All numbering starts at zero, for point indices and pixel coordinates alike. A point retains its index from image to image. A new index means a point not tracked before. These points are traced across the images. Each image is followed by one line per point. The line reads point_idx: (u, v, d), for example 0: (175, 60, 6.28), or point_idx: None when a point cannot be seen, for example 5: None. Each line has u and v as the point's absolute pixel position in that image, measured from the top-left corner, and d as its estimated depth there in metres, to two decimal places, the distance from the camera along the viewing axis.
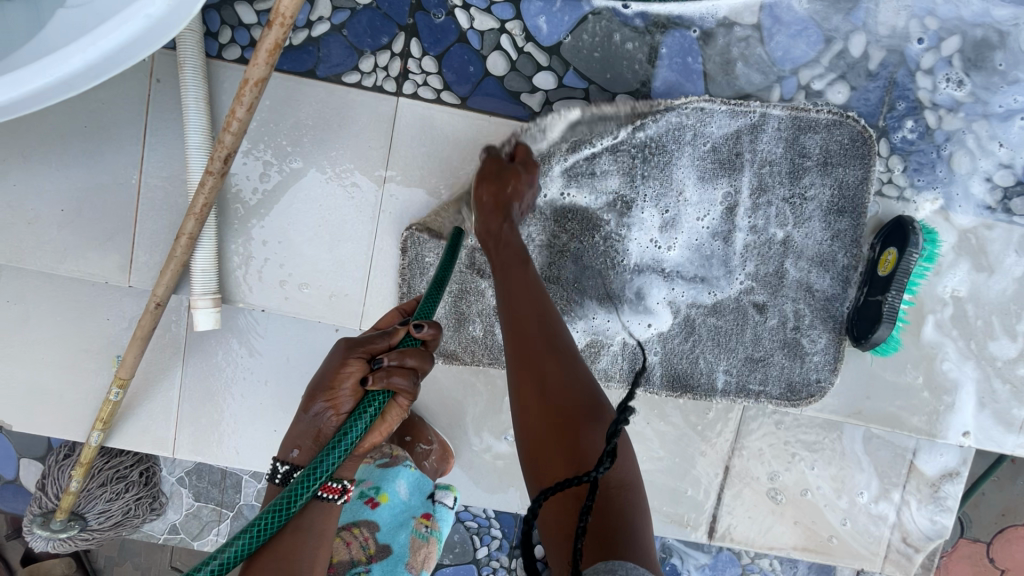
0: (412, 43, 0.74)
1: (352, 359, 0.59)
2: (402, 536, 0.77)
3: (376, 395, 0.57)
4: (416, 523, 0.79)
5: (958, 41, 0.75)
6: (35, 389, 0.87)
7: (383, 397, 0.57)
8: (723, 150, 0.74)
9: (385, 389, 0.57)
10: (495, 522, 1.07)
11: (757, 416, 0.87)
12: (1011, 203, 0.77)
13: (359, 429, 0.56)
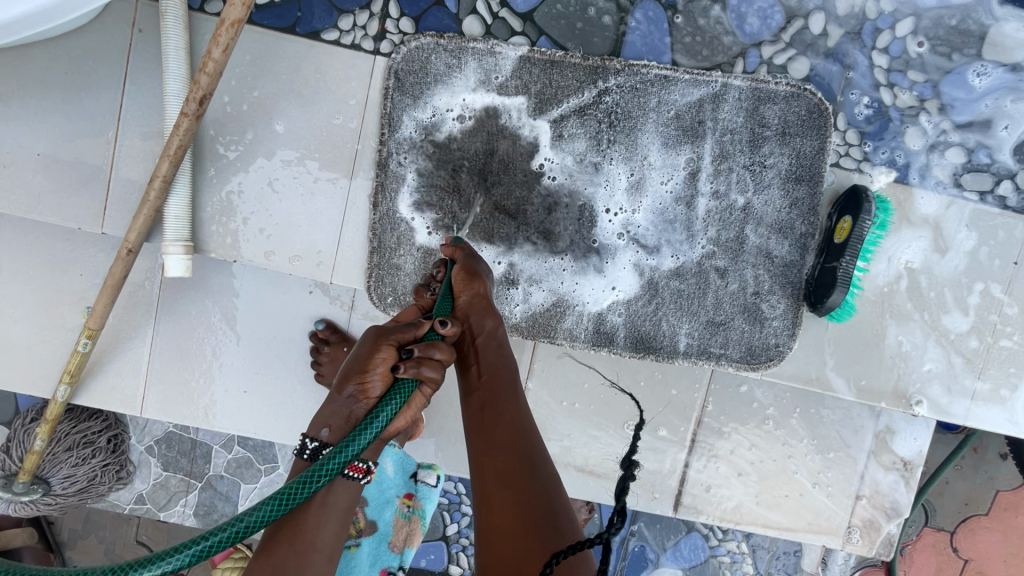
0: (391, 4, 0.76)
1: (383, 346, 0.58)
2: (388, 514, 0.83)
3: (404, 384, 0.56)
4: (399, 503, 0.84)
5: (911, 23, 0.78)
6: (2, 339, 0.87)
7: (412, 387, 0.56)
8: (685, 117, 0.77)
9: (414, 379, 0.56)
10: (466, 498, 1.08)
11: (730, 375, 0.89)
12: (961, 178, 0.80)
13: (389, 415, 0.54)
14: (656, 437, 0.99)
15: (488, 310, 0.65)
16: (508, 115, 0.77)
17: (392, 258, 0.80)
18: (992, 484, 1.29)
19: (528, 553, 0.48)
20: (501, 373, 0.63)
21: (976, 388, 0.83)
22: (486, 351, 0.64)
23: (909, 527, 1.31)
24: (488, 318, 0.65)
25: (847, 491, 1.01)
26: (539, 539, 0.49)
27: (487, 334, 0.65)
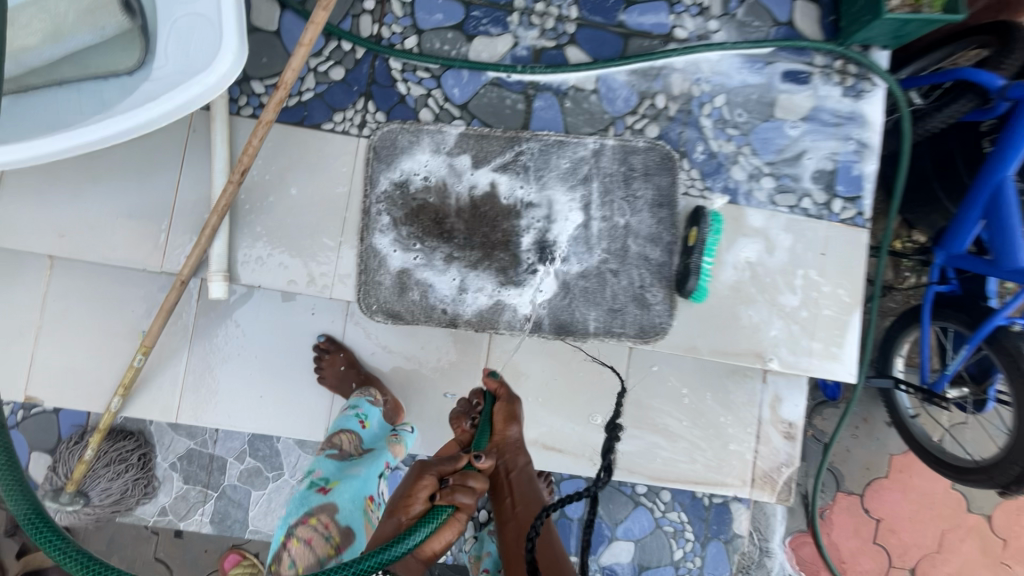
0: (369, 103, 1.10)
1: (427, 476, 0.78)
2: (380, 444, 1.10)
3: (440, 509, 0.73)
4: (390, 437, 1.11)
5: (725, 96, 1.15)
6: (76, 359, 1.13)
7: (447, 509, 0.73)
8: (577, 168, 1.11)
9: (449, 504, 0.74)
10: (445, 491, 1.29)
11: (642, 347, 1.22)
12: (775, 197, 1.14)
13: (420, 535, 0.67)
14: (591, 411, 1.25)
15: (518, 450, 0.96)
16: (454, 173, 1.09)
17: (375, 277, 1.08)
18: (887, 449, 1.55)
19: None
20: (531, 501, 0.94)
21: (813, 347, 1.13)
22: (519, 483, 0.95)
23: (825, 493, 1.54)
24: (519, 455, 0.96)
25: (746, 444, 1.28)
26: None
27: (518, 468, 0.95)
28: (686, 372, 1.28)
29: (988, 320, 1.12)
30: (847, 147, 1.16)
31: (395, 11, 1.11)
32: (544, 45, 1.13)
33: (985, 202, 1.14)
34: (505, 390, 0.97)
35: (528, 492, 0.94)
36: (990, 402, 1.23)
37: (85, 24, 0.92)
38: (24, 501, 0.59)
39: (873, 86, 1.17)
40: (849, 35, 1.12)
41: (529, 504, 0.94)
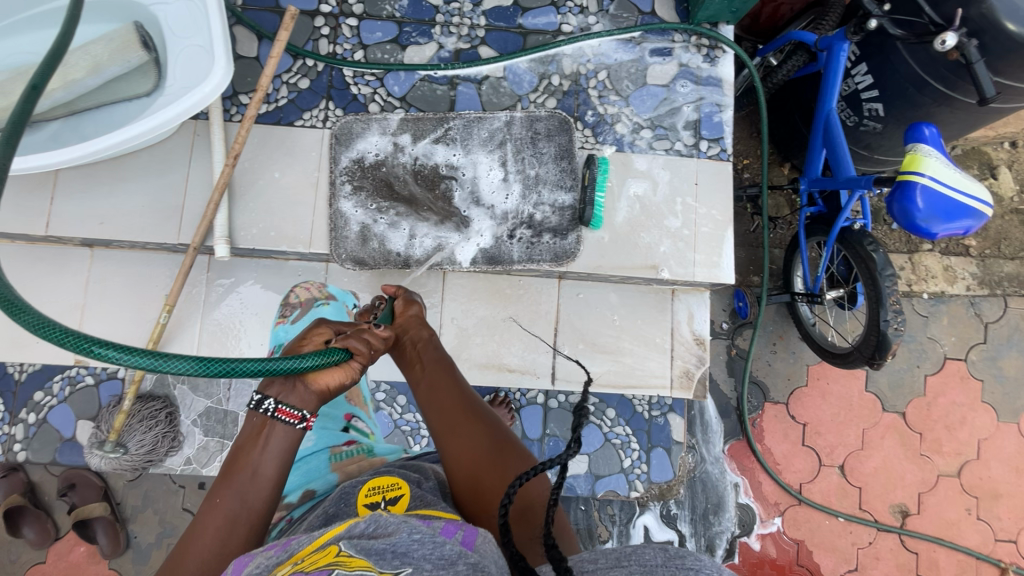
0: (329, 103, 1.43)
1: (323, 328, 0.91)
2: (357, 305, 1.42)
3: (335, 350, 0.87)
4: None
5: (606, 71, 1.46)
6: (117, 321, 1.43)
7: (341, 353, 0.87)
8: (494, 136, 1.42)
9: (342, 349, 0.87)
10: (423, 425, 1.56)
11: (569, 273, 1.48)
12: (654, 144, 1.44)
13: (311, 361, 0.83)
14: (532, 335, 1.52)
15: (422, 324, 1.01)
16: (398, 148, 1.40)
17: (342, 233, 1.38)
18: (804, 362, 1.79)
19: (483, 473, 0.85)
20: (444, 369, 0.98)
21: (696, 258, 1.41)
22: (426, 350, 0.99)
23: (754, 404, 1.77)
24: (423, 329, 1.01)
25: (664, 352, 1.54)
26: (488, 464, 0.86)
27: (424, 338, 0.99)
28: (607, 296, 1.54)
29: (835, 224, 1.42)
30: (708, 101, 1.46)
31: (345, 33, 1.45)
32: (461, 47, 1.46)
33: (822, 134, 1.45)
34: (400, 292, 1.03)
35: (440, 361, 0.98)
36: (859, 295, 1.50)
37: (116, 59, 1.24)
38: None
39: (724, 52, 1.48)
40: (696, 16, 1.44)
41: (439, 364, 0.98)
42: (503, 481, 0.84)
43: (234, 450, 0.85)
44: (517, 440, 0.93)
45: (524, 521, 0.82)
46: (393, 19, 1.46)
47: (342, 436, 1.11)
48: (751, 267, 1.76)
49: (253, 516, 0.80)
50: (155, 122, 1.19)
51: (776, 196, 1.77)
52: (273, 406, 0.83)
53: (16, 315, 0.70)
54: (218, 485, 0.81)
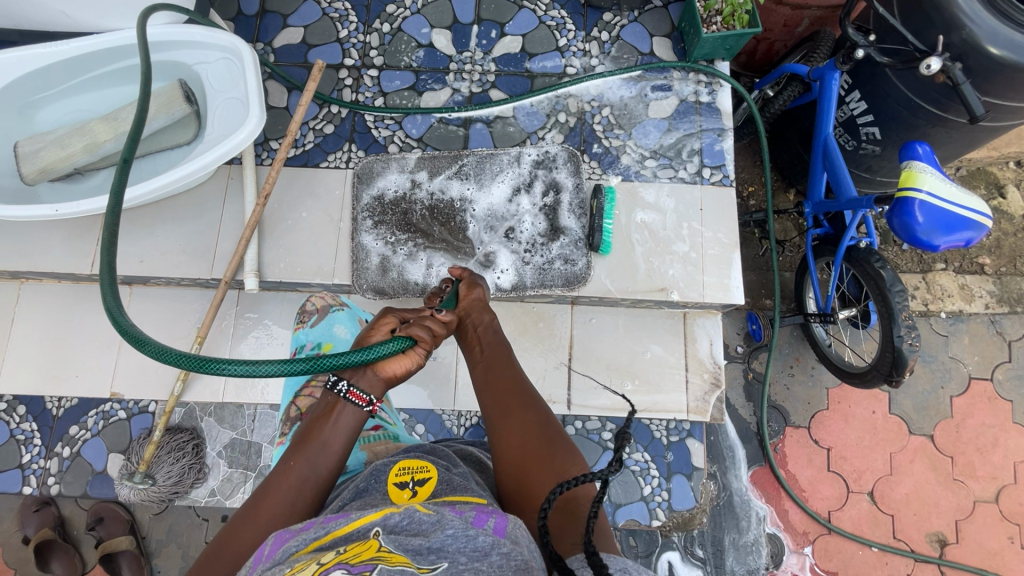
0: (353, 145, 1.54)
1: (388, 317, 0.99)
2: None
3: (400, 338, 0.93)
4: None
5: (610, 107, 1.55)
6: None
7: (406, 340, 0.94)
8: (505, 170, 1.49)
9: (407, 337, 0.94)
10: None
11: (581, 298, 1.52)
12: (659, 172, 1.50)
13: (380, 350, 0.91)
14: (547, 360, 1.54)
15: (484, 309, 1.07)
16: (415, 184, 1.49)
17: (364, 264, 1.46)
18: (824, 384, 1.77)
19: (529, 453, 0.88)
20: (501, 355, 1.02)
21: (705, 281, 1.44)
22: (485, 334, 1.05)
23: (774, 428, 1.74)
24: (485, 314, 1.07)
25: (679, 376, 1.54)
26: (535, 446, 0.88)
27: (485, 322, 1.06)
28: (619, 321, 1.56)
29: (842, 242, 1.45)
30: (709, 131, 1.53)
31: (367, 83, 1.58)
32: (474, 91, 1.58)
33: (822, 157, 1.50)
34: (466, 276, 1.14)
35: (499, 348, 1.04)
36: (871, 314, 1.49)
37: (162, 112, 1.36)
38: (111, 295, 0.91)
39: (721, 86, 1.56)
40: (693, 54, 1.54)
41: (496, 349, 1.04)
42: (544, 470, 0.85)
43: (306, 423, 0.91)
44: (567, 433, 0.92)
45: (565, 511, 0.82)
46: (411, 68, 1.59)
47: (368, 422, 1.14)
48: (762, 290, 1.78)
49: (319, 482, 0.85)
50: (194, 166, 1.30)
51: (783, 221, 1.81)
52: (346, 387, 0.89)
53: (144, 347, 0.86)
54: (289, 452, 0.87)
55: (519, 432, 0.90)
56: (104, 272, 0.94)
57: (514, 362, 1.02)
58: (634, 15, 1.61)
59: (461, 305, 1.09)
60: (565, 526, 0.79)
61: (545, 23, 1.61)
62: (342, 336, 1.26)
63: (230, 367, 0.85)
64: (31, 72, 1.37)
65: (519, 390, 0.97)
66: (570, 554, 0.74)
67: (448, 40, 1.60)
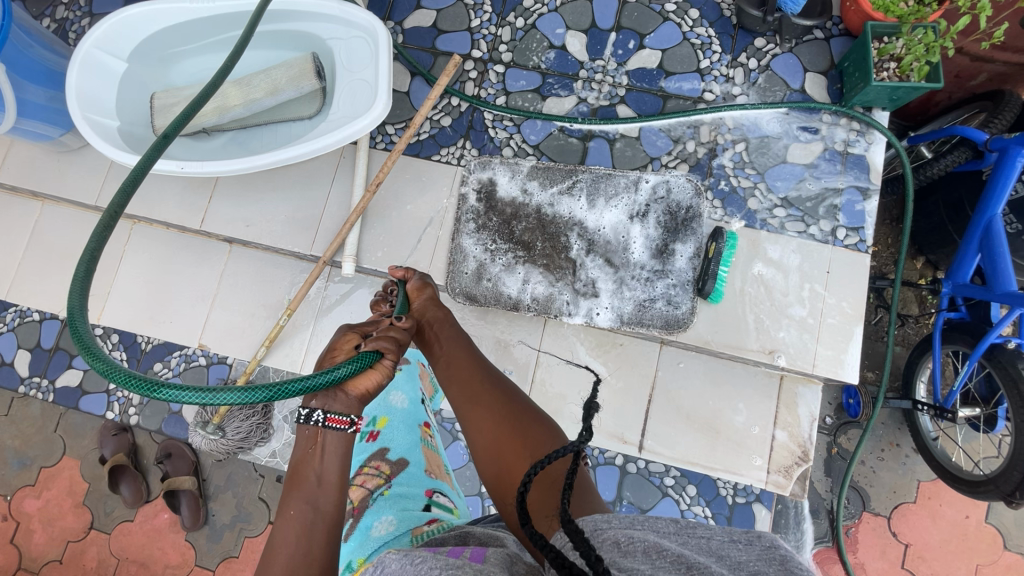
0: (467, 143, 1.50)
1: (349, 335, 0.91)
2: None
3: (368, 354, 0.86)
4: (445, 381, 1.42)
5: (745, 145, 1.44)
6: (244, 313, 1.57)
7: (374, 354, 0.87)
8: (619, 193, 1.41)
9: (374, 351, 0.87)
10: None
11: (673, 342, 1.45)
12: (787, 224, 1.40)
13: (347, 369, 0.82)
14: (627, 396, 1.47)
15: (436, 306, 1.06)
16: (524, 194, 1.44)
17: (460, 267, 1.43)
18: (916, 476, 1.62)
19: (506, 440, 0.88)
20: (459, 346, 1.03)
21: (817, 351, 1.34)
22: (441, 329, 1.04)
23: (850, 510, 1.62)
24: (438, 311, 1.06)
25: (763, 441, 1.44)
26: (509, 431, 0.89)
27: (439, 318, 1.05)
28: (709, 370, 1.46)
29: (983, 338, 1.29)
30: (850, 188, 1.40)
31: (491, 79, 1.52)
32: (600, 104, 1.49)
33: (978, 238, 1.34)
34: (411, 277, 1.08)
35: (456, 340, 1.04)
36: (999, 420, 1.36)
37: (292, 84, 1.35)
38: (76, 297, 0.76)
39: (874, 139, 1.41)
40: (850, 99, 1.39)
41: (455, 340, 1.04)
42: (517, 449, 0.86)
43: (291, 465, 0.86)
44: (534, 407, 0.95)
45: (545, 485, 0.82)
46: (539, 70, 1.52)
47: (422, 516, 1.00)
48: (866, 362, 1.64)
49: (326, 519, 0.81)
50: (316, 145, 1.28)
51: (905, 292, 1.65)
52: (322, 415, 0.83)
53: (92, 359, 0.73)
54: (287, 496, 0.83)
55: (490, 421, 0.91)
56: (80, 266, 0.79)
57: (473, 352, 1.03)
58: (791, 45, 1.47)
59: (415, 303, 1.06)
60: (546, 499, 0.80)
61: (689, 41, 1.49)
62: (399, 407, 1.19)
63: (173, 393, 0.71)
64: (178, 25, 1.42)
65: (479, 378, 0.97)
66: (553, 530, 0.74)
67: (582, 45, 1.51)
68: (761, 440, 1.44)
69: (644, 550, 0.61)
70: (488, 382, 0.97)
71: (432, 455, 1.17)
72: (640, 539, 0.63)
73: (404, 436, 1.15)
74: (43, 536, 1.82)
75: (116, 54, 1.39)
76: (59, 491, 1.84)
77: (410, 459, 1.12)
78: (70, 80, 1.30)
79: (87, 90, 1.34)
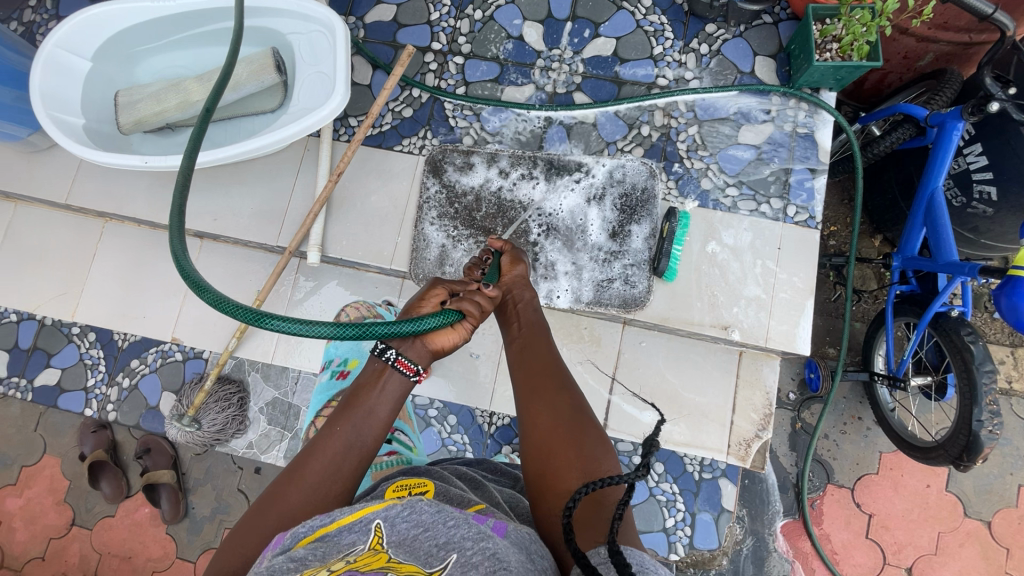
0: (428, 132, 1.53)
1: (438, 289, 0.97)
2: None
3: (450, 312, 0.92)
4: None
5: (697, 127, 1.48)
6: None
7: (456, 314, 0.93)
8: (579, 175, 1.45)
9: (457, 310, 0.93)
10: (469, 447, 1.59)
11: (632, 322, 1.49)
12: (739, 203, 1.44)
13: (432, 321, 0.88)
14: (590, 376, 1.49)
15: (525, 285, 1.10)
16: (486, 180, 1.47)
17: (423, 254, 1.46)
18: (877, 448, 1.66)
19: (564, 440, 0.85)
20: (536, 337, 1.03)
21: (770, 326, 1.39)
22: (523, 311, 1.06)
23: (814, 483, 1.65)
24: (526, 289, 1.09)
25: (723, 416, 1.48)
26: (569, 432, 0.86)
27: (524, 300, 1.08)
28: (670, 349, 1.49)
29: (930, 308, 1.34)
30: (801, 167, 1.44)
31: (451, 70, 1.56)
32: (558, 91, 1.53)
33: (923, 212, 1.38)
34: (507, 249, 1.16)
35: (535, 328, 1.04)
36: (949, 387, 1.40)
37: (253, 79, 1.38)
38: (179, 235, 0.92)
39: (824, 119, 1.45)
40: (797, 80, 1.43)
41: (532, 328, 1.04)
42: (573, 454, 0.83)
43: (351, 390, 0.89)
44: (600, 424, 0.89)
45: (593, 503, 0.79)
46: (497, 60, 1.55)
47: (383, 448, 1.13)
48: (827, 337, 1.67)
49: (365, 449, 0.83)
50: (275, 138, 1.31)
51: (862, 268, 1.69)
52: (395, 356, 0.87)
53: (201, 291, 0.84)
54: (340, 416, 0.85)
55: (553, 416, 0.89)
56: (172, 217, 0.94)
57: (551, 346, 1.01)
58: (740, 30, 1.51)
59: (504, 274, 1.10)
60: (590, 519, 0.76)
61: (642, 28, 1.53)
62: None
63: (278, 324, 0.82)
64: (143, 22, 1.45)
65: (551, 372, 0.95)
66: (593, 546, 0.71)
67: (539, 35, 1.55)
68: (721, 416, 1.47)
69: None
70: (556, 380, 0.94)
71: None
72: None
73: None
74: (26, 533, 1.84)
75: (80, 53, 1.41)
76: (40, 489, 1.86)
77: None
78: (33, 79, 1.32)
79: (52, 90, 1.36)
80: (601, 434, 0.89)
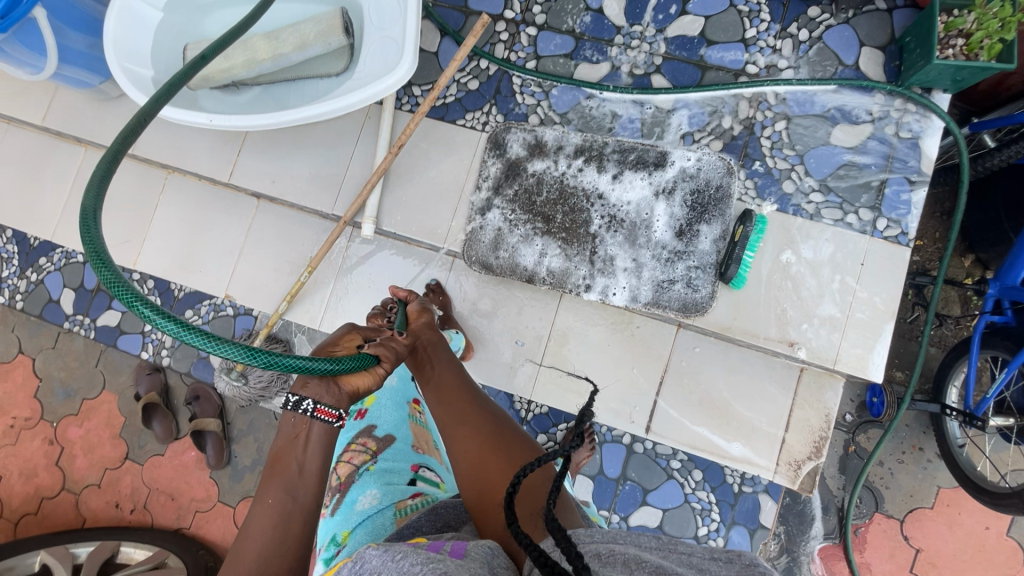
0: (493, 108, 1.47)
1: (351, 336, 0.96)
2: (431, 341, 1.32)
3: (366, 357, 0.91)
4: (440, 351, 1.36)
5: (785, 123, 1.35)
6: (268, 267, 1.61)
7: (372, 359, 0.92)
8: (648, 167, 1.35)
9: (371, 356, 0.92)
10: None
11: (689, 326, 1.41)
12: (822, 210, 1.33)
13: (347, 364, 0.86)
14: (638, 376, 1.44)
15: (430, 328, 1.14)
16: (550, 164, 1.40)
17: (478, 235, 1.42)
18: (935, 481, 1.57)
19: (491, 454, 0.95)
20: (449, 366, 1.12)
21: (840, 346, 1.31)
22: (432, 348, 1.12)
23: (861, 510, 1.57)
24: (431, 332, 1.13)
25: (774, 433, 1.40)
26: (493, 446, 0.96)
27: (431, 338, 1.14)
28: (726, 359, 1.41)
29: None
30: (898, 176, 1.31)
31: (523, 41, 1.47)
32: (635, 72, 1.42)
33: None
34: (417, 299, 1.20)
35: (448, 360, 1.12)
36: None
37: (320, 40, 1.34)
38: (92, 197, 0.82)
39: (932, 124, 1.30)
40: (907, 78, 1.28)
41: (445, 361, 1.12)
42: (501, 462, 0.94)
43: (274, 450, 0.90)
44: (516, 431, 1.02)
45: (526, 497, 0.88)
46: (573, 34, 1.45)
47: (408, 490, 1.02)
48: (896, 360, 1.56)
49: (303, 511, 0.86)
50: (339, 104, 1.27)
51: (947, 290, 1.55)
52: (313, 406, 0.86)
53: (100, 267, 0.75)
54: (271, 485, 0.87)
55: (476, 438, 0.98)
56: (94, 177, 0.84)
57: (464, 372, 1.12)
58: (848, 16, 1.35)
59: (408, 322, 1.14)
60: (529, 509, 0.87)
61: (737, 7, 1.39)
62: (388, 384, 1.19)
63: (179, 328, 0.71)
64: None
65: (466, 397, 1.06)
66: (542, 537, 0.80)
67: (621, 8, 1.43)
68: (773, 432, 1.40)
69: (624, 562, 0.65)
70: (473, 401, 1.05)
71: (421, 431, 1.17)
72: (620, 552, 0.67)
73: (393, 413, 1.15)
74: (84, 462, 1.96)
75: (151, 2, 1.40)
76: (97, 422, 1.97)
77: (397, 435, 1.12)
78: (107, 28, 1.32)
79: (124, 38, 1.36)
80: (520, 439, 1.01)
